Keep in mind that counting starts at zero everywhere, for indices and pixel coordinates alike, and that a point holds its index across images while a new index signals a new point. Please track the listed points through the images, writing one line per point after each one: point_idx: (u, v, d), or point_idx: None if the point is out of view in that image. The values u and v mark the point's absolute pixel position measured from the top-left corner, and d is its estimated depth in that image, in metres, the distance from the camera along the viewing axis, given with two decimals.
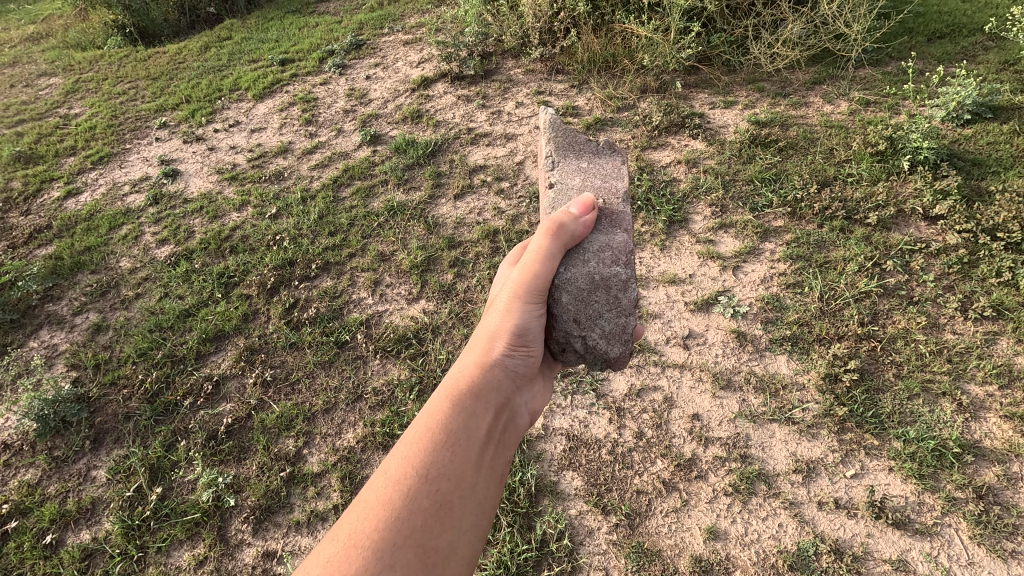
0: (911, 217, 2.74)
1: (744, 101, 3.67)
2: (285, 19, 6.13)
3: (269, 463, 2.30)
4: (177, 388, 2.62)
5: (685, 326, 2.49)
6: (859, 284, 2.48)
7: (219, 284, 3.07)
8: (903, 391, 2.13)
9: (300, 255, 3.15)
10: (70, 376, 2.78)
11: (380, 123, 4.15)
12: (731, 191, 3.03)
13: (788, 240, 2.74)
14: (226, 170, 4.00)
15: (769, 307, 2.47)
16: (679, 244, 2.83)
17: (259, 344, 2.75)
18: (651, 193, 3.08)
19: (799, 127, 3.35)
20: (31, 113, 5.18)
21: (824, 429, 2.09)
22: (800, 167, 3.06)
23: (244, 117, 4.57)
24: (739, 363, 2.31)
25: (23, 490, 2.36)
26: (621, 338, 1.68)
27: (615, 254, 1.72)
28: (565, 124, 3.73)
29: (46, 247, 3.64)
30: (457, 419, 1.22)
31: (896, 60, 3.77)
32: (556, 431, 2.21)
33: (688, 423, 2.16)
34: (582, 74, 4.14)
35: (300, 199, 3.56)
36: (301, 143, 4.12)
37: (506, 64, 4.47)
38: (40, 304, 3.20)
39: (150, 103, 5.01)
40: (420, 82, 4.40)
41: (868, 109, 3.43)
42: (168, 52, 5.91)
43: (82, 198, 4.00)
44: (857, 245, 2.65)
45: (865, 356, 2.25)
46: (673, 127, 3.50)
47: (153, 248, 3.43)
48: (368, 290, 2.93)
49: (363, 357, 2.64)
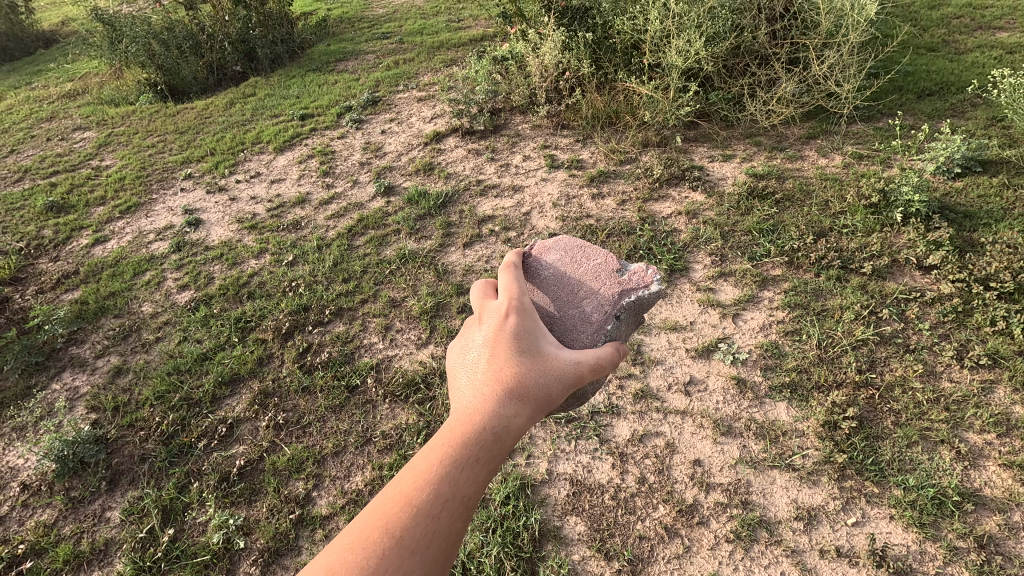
0: (906, 267, 2.83)
1: (742, 155, 3.83)
2: (306, 77, 6.50)
3: (279, 506, 2.35)
4: (192, 431, 2.70)
5: (686, 372, 2.55)
6: (856, 332, 2.55)
7: (236, 329, 3.19)
8: (902, 439, 2.17)
9: (315, 301, 3.28)
10: (90, 418, 2.87)
11: (393, 175, 4.36)
12: (730, 240, 3.14)
13: (786, 289, 2.83)
14: (246, 219, 4.19)
15: (769, 354, 2.54)
16: (680, 291, 2.93)
17: (272, 387, 2.84)
18: (653, 243, 3.20)
19: (794, 180, 3.49)
20: (65, 165, 5.48)
21: (825, 475, 2.11)
22: (796, 219, 3.17)
23: (265, 168, 4.81)
24: (740, 410, 2.36)
25: (39, 530, 2.42)
26: None
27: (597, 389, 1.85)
28: (570, 177, 3.90)
29: (72, 292, 3.80)
30: (499, 423, 1.00)
31: (886, 116, 3.94)
32: (560, 476, 2.25)
33: (689, 469, 2.20)
34: (587, 129, 4.34)
35: (316, 247, 3.72)
36: (318, 194, 4.32)
37: (514, 120, 4.71)
38: (64, 347, 3.33)
39: (177, 156, 5.29)
40: (433, 136, 4.64)
41: (861, 163, 3.57)
42: (196, 108, 6.27)
43: (109, 245, 4.19)
44: (853, 294, 2.73)
45: (863, 403, 2.30)
46: (674, 179, 3.66)
47: (174, 293, 3.58)
48: (378, 336, 3.04)
49: (372, 401, 2.71)
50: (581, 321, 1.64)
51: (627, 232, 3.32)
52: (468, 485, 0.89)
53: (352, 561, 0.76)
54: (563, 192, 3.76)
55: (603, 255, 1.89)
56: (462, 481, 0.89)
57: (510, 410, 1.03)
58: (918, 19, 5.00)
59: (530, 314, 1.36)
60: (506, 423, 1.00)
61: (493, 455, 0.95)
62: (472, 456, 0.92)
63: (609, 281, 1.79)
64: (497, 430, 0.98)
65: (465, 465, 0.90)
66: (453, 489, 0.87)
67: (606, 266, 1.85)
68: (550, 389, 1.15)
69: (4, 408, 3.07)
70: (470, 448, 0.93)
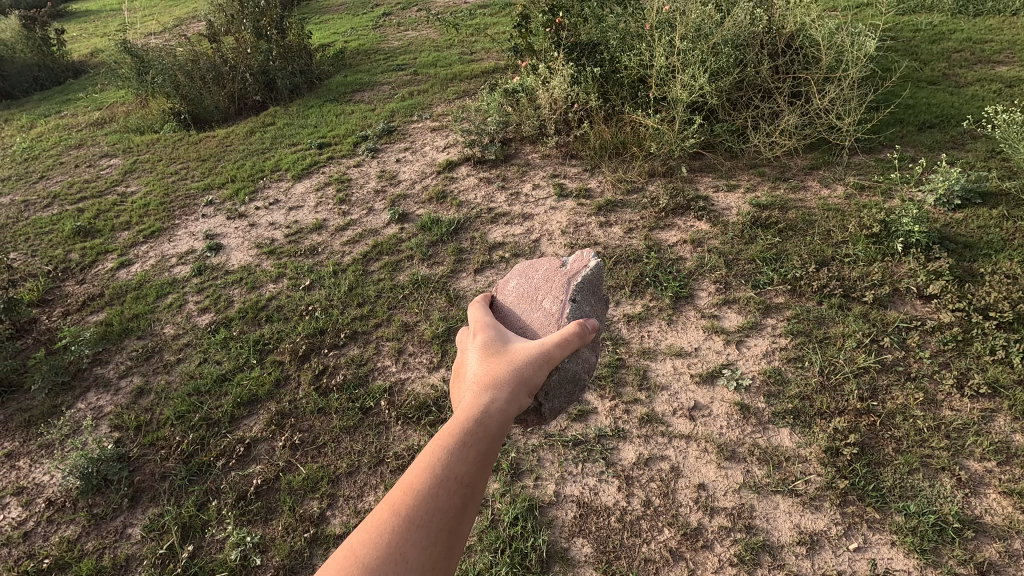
0: (907, 296, 2.89)
1: (746, 185, 3.94)
2: (324, 107, 6.74)
3: (295, 524, 2.42)
4: (211, 450, 2.79)
5: (691, 398, 2.61)
6: (858, 359, 2.61)
7: (254, 351, 3.30)
8: (903, 465, 2.21)
9: (331, 324, 3.39)
10: (113, 436, 2.97)
11: (407, 203, 4.50)
12: (734, 268, 3.22)
13: (789, 316, 2.90)
14: (265, 244, 4.34)
15: (771, 380, 2.60)
16: (685, 318, 3.01)
17: (289, 409, 2.93)
18: (658, 270, 3.29)
19: (797, 210, 3.58)
20: (92, 191, 5.70)
21: (827, 501, 2.16)
22: (799, 248, 3.25)
23: (283, 196, 4.99)
24: (744, 435, 2.42)
25: (63, 546, 2.50)
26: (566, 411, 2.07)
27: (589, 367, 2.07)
28: (578, 205, 4.02)
29: (97, 314, 3.94)
30: (482, 412, 1.15)
31: (887, 148, 4.04)
32: (567, 498, 2.31)
33: (694, 493, 2.26)
34: (594, 159, 4.48)
35: (332, 271, 3.85)
36: (334, 220, 4.47)
37: (524, 149, 4.86)
38: (89, 367, 3.45)
39: (199, 183, 5.49)
40: (446, 165, 4.80)
41: (863, 194, 3.66)
42: (217, 136, 6.51)
43: (133, 269, 4.35)
44: (855, 322, 2.79)
45: (865, 430, 2.35)
46: (679, 209, 3.76)
47: (195, 316, 3.71)
48: (391, 359, 3.13)
49: (385, 423, 2.80)
50: (548, 312, 1.94)
51: (634, 259, 3.41)
52: (458, 463, 1.03)
53: (368, 539, 0.91)
54: (571, 220, 3.87)
55: (547, 262, 2.25)
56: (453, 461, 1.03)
57: (490, 401, 1.19)
58: (918, 53, 5.14)
59: (499, 330, 1.60)
60: (486, 409, 1.16)
61: (480, 438, 1.09)
62: (458, 439, 1.07)
63: (561, 277, 2.13)
64: (480, 415, 1.13)
65: (451, 448, 1.05)
66: (444, 467, 1.01)
67: (553, 268, 2.20)
68: (525, 376, 1.33)
69: (31, 426, 3.18)
70: (454, 435, 1.08)
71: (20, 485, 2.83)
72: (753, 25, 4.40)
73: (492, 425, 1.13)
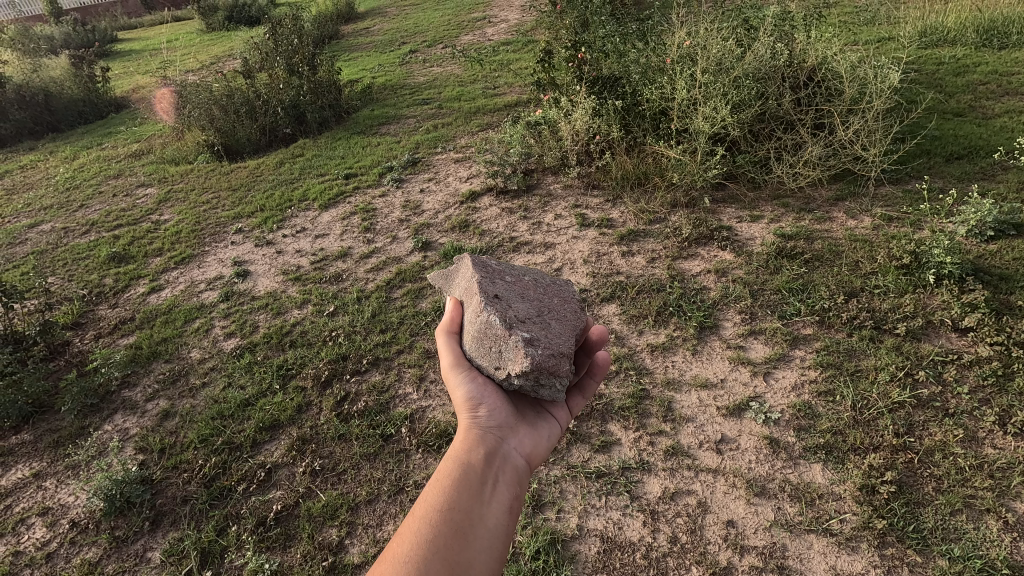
0: (941, 328, 2.81)
1: (769, 216, 3.91)
2: (351, 139, 6.94)
3: (313, 552, 2.40)
4: (233, 474, 2.79)
5: (718, 430, 2.55)
6: (892, 394, 2.52)
7: (278, 376, 3.33)
8: (945, 506, 2.12)
9: (353, 350, 3.42)
10: (138, 459, 3.00)
11: (431, 231, 4.56)
12: (759, 298, 3.18)
13: (818, 348, 2.84)
14: (291, 271, 4.42)
15: (801, 415, 2.52)
16: (710, 348, 2.96)
17: (310, 434, 2.94)
18: (682, 300, 3.26)
19: (824, 240, 3.53)
20: (128, 219, 5.91)
21: (864, 542, 2.07)
22: (826, 278, 3.20)
23: (310, 224, 5.10)
24: (774, 470, 2.34)
25: (84, 568, 2.51)
26: (520, 353, 1.79)
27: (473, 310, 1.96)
28: (600, 235, 4.03)
29: (127, 337, 4.03)
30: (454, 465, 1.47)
31: (914, 179, 4.00)
32: (591, 532, 2.25)
33: (722, 530, 2.18)
34: (616, 190, 4.50)
35: (356, 298, 3.89)
36: (359, 248, 4.54)
37: (546, 180, 4.92)
38: (118, 389, 3.52)
39: (230, 211, 5.65)
40: (469, 196, 4.87)
41: (891, 224, 3.60)
42: (248, 167, 6.73)
43: (163, 294, 4.46)
44: (888, 354, 2.71)
45: (902, 468, 2.26)
46: (703, 239, 3.75)
47: (221, 340, 3.78)
48: (413, 386, 3.13)
49: (406, 450, 2.78)
50: None
51: (657, 289, 3.39)
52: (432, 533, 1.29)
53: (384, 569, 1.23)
54: (594, 249, 3.88)
55: None
56: (426, 536, 1.28)
57: (448, 473, 1.45)
58: (943, 85, 5.11)
59: None
60: (446, 483, 1.41)
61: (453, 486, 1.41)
62: (426, 516, 1.32)
63: None
64: (442, 490, 1.39)
65: (424, 526, 1.30)
66: (418, 540, 1.27)
67: None
68: (475, 437, 1.59)
69: (59, 446, 3.23)
70: (423, 511, 1.34)
71: (45, 506, 2.86)
72: (774, 59, 4.44)
73: (454, 493, 1.39)
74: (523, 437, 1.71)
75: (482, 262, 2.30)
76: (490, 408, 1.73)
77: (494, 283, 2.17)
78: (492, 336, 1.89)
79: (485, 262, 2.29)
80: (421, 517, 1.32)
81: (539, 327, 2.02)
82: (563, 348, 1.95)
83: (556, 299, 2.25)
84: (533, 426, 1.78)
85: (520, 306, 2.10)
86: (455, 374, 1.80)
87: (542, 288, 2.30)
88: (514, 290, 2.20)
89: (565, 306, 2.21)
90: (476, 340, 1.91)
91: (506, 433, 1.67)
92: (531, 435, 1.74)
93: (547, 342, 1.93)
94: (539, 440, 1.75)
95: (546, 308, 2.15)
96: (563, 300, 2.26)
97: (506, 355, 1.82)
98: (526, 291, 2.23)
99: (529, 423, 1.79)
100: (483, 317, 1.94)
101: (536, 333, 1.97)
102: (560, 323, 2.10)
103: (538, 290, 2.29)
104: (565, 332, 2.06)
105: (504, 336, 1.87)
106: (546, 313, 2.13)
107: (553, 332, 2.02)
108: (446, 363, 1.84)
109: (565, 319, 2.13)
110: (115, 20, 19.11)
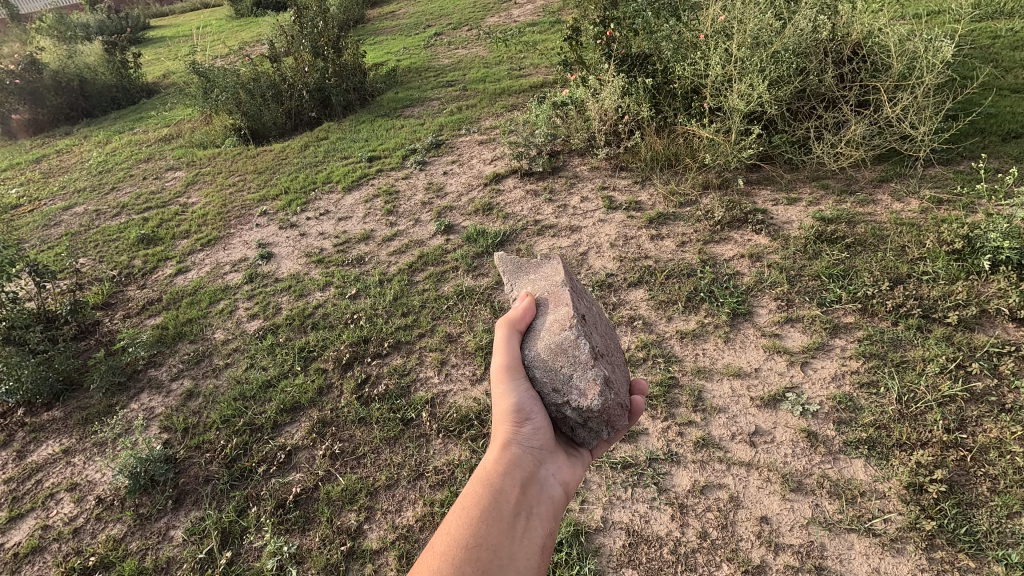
0: (996, 318, 2.63)
1: (808, 198, 3.71)
2: (375, 121, 6.87)
3: (332, 536, 2.39)
4: (253, 456, 2.79)
5: (751, 423, 2.42)
6: (942, 387, 2.35)
7: (299, 358, 3.32)
8: (1002, 508, 1.97)
9: (375, 334, 3.37)
10: (162, 438, 3.02)
11: (454, 214, 4.48)
12: (797, 285, 3.01)
13: (859, 337, 2.67)
14: (314, 254, 4.39)
15: (842, 407, 2.39)
16: (743, 336, 2.82)
17: (331, 417, 2.91)
18: (714, 286, 3.12)
19: (867, 225, 3.32)
20: (157, 202, 5.97)
21: (910, 544, 1.94)
22: (869, 264, 3.01)
23: (333, 207, 5.06)
24: (811, 465, 2.22)
25: (109, 544, 2.54)
26: (592, 388, 1.70)
27: (562, 319, 1.83)
28: (628, 218, 3.88)
29: (154, 317, 4.07)
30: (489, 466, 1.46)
31: (967, 159, 3.75)
32: (616, 525, 2.16)
33: (755, 527, 2.07)
34: (645, 171, 4.33)
35: (378, 281, 3.85)
36: (381, 231, 4.49)
37: (572, 162, 4.78)
38: (144, 368, 3.55)
39: (255, 194, 5.65)
40: (493, 178, 4.77)
41: (941, 208, 3.38)
42: (274, 150, 6.72)
43: (190, 275, 4.48)
44: (937, 345, 2.54)
45: (954, 466, 2.11)
46: (735, 222, 3.58)
47: (244, 322, 3.77)
48: (434, 369, 3.08)
49: (426, 435, 2.74)
50: None
51: (687, 274, 3.25)
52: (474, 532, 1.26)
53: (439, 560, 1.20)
54: (621, 232, 3.74)
55: None
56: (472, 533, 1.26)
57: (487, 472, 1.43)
58: (999, 60, 4.78)
59: None
60: (474, 501, 1.33)
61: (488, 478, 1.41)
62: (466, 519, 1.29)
63: None
64: (479, 495, 1.35)
65: (462, 540, 1.24)
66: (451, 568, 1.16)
67: None
68: (513, 456, 1.50)
69: (88, 424, 3.28)
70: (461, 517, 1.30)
71: (74, 481, 2.90)
72: (816, 33, 4.19)
73: (484, 525, 1.28)
74: (558, 462, 1.64)
75: (544, 263, 2.17)
76: (533, 426, 1.64)
77: (575, 294, 2.01)
78: (570, 354, 1.75)
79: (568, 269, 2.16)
80: (457, 532, 1.25)
81: (612, 365, 1.90)
82: (624, 399, 1.85)
83: (611, 334, 2.17)
84: (569, 456, 1.72)
85: (595, 335, 1.96)
86: (507, 381, 1.69)
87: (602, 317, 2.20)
88: (588, 312, 2.05)
89: (622, 352, 2.10)
90: (556, 352, 1.76)
91: (541, 457, 1.59)
92: (564, 460, 1.69)
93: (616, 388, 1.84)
94: (573, 471, 1.68)
95: (609, 345, 2.05)
96: (614, 335, 2.17)
97: (577, 382, 1.71)
98: (595, 319, 2.09)
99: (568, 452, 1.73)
100: (564, 332, 1.79)
101: (607, 367, 1.83)
102: (622, 365, 2.00)
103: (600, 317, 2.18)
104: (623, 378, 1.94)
105: (586, 361, 1.75)
106: (611, 349, 2.01)
107: (619, 377, 1.93)
108: (499, 363, 1.73)
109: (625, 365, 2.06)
110: (147, 8, 19.42)
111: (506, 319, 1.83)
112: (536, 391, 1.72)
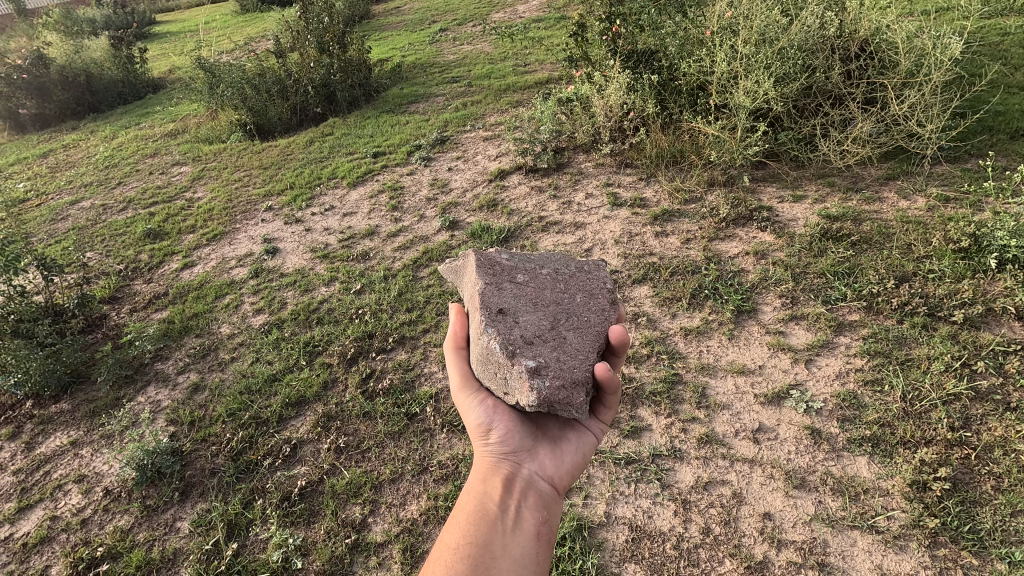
0: (1002, 316, 2.62)
1: (813, 196, 3.70)
2: (380, 117, 6.88)
3: (336, 528, 2.41)
4: (259, 449, 2.81)
5: (755, 420, 2.43)
6: (947, 385, 2.35)
7: (304, 353, 3.34)
8: (1006, 506, 1.97)
9: (379, 329, 3.39)
10: (168, 430, 3.04)
11: (458, 210, 4.48)
12: (802, 282, 3.01)
13: (864, 335, 2.67)
14: (319, 249, 4.40)
15: (846, 404, 2.39)
16: (748, 333, 2.82)
17: (335, 411, 2.93)
18: (718, 283, 3.12)
19: (872, 222, 3.31)
20: (163, 196, 6.00)
21: (914, 542, 1.95)
22: (875, 262, 3.00)
23: (338, 202, 5.08)
24: (815, 462, 2.22)
25: (117, 535, 2.56)
26: (525, 385, 1.67)
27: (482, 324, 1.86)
28: (633, 214, 3.88)
29: (160, 312, 4.09)
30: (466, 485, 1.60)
31: (975, 157, 3.73)
32: (618, 520, 2.17)
33: (758, 523, 2.07)
34: (650, 168, 4.33)
35: (383, 276, 3.86)
36: (386, 227, 4.50)
37: (577, 158, 4.77)
38: (150, 362, 3.58)
39: (260, 189, 5.67)
40: (497, 174, 4.76)
41: (948, 206, 3.37)
42: (279, 145, 6.74)
43: (196, 270, 4.51)
44: (942, 343, 2.53)
45: (958, 465, 2.10)
46: (741, 219, 3.57)
47: (250, 316, 3.79)
48: (438, 364, 3.10)
49: (430, 430, 2.75)
50: None
51: (691, 271, 3.25)
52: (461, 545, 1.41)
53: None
54: (625, 229, 3.74)
55: None
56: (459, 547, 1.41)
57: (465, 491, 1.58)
58: (1008, 57, 4.74)
59: None
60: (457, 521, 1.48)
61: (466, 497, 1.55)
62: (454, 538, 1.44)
63: None
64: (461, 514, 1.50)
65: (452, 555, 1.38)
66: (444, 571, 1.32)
67: None
68: (491, 466, 1.64)
69: (95, 416, 3.30)
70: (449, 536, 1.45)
71: (82, 473, 2.93)
72: (824, 29, 4.16)
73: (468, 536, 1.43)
74: (540, 456, 1.72)
75: (488, 259, 2.17)
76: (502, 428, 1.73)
77: (500, 290, 2.02)
78: (494, 359, 1.76)
79: (496, 259, 2.16)
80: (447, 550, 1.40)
81: (551, 345, 1.85)
82: (583, 373, 1.77)
83: (580, 294, 2.05)
84: (556, 445, 1.77)
85: (529, 320, 1.93)
86: (465, 399, 1.80)
87: (564, 281, 2.11)
88: (524, 296, 2.02)
89: (579, 313, 1.98)
90: (483, 363, 1.81)
91: (523, 458, 1.69)
92: (550, 450, 1.75)
93: (557, 369, 1.75)
94: (558, 458, 1.74)
95: (562, 314, 1.97)
96: (588, 295, 2.06)
97: (511, 383, 1.71)
98: (538, 294, 2.03)
99: (552, 440, 1.78)
100: (482, 338, 1.81)
101: (544, 356, 1.80)
102: (577, 334, 1.90)
103: (560, 284, 2.10)
104: (584, 348, 1.85)
105: (506, 362, 1.72)
106: (560, 321, 1.94)
107: (568, 351, 1.83)
108: (455, 382, 1.85)
109: (586, 327, 1.93)
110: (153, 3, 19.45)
111: (451, 339, 1.93)
112: (496, 399, 1.79)
